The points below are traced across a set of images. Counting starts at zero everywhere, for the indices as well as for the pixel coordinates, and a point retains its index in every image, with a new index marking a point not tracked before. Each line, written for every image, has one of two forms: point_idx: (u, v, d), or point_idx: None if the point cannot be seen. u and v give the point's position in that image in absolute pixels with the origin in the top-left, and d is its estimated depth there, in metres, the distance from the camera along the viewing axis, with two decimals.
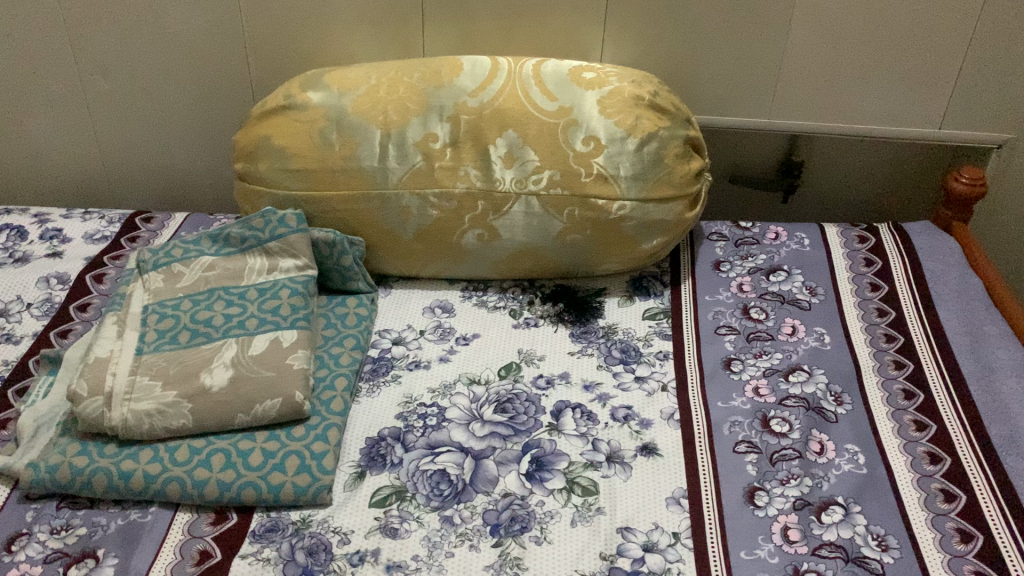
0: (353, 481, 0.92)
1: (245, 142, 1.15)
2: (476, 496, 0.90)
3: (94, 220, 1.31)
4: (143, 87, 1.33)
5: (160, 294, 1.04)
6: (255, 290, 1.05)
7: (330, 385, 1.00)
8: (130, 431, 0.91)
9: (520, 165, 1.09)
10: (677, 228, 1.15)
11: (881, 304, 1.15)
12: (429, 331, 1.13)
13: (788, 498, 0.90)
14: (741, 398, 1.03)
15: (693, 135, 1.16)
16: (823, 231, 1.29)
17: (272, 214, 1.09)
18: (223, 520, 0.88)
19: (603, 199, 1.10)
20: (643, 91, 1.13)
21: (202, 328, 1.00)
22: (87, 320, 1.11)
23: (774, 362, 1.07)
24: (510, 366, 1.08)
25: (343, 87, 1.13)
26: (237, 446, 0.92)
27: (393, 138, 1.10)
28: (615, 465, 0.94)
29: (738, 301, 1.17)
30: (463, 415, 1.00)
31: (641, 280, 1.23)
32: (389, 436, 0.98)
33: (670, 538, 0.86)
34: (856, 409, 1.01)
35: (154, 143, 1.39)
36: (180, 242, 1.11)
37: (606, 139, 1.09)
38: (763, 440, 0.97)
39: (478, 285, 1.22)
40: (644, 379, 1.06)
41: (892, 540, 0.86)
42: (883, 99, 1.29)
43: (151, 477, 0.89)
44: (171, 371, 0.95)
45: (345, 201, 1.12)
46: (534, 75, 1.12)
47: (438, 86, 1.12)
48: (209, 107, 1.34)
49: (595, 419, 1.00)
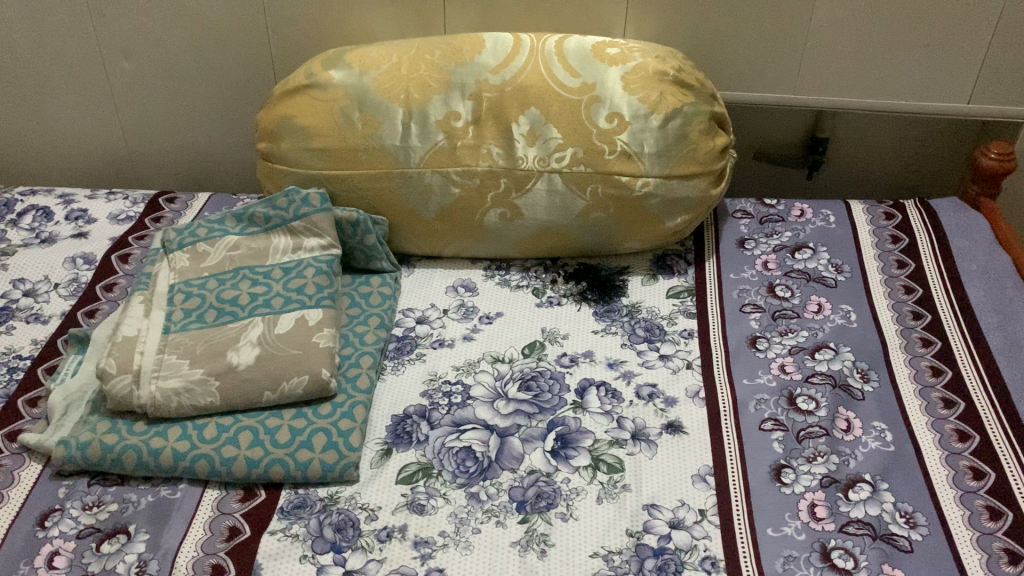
0: (380, 458, 0.93)
1: (266, 122, 1.15)
2: (501, 473, 0.91)
3: (119, 200, 1.32)
4: (165, 68, 1.33)
5: (185, 274, 1.04)
6: (280, 269, 1.05)
7: (355, 363, 1.01)
8: (158, 409, 0.92)
9: (542, 143, 1.09)
10: (701, 205, 1.14)
11: (908, 281, 1.14)
12: (452, 310, 1.13)
13: (814, 475, 0.90)
14: (768, 376, 1.02)
15: (718, 111, 1.14)
16: (849, 208, 1.28)
17: (296, 193, 1.09)
18: (251, 497, 0.89)
19: (626, 176, 1.09)
20: (668, 66, 1.12)
21: (227, 307, 1.00)
22: (114, 300, 1.12)
23: (800, 340, 1.07)
24: (534, 345, 1.07)
25: (364, 66, 1.12)
26: (265, 423, 0.93)
27: (415, 116, 1.10)
28: (641, 443, 0.94)
29: (763, 279, 1.16)
30: (488, 393, 1.00)
31: (664, 258, 1.22)
32: (414, 413, 0.98)
33: (696, 515, 0.87)
34: (883, 386, 1.00)
35: (176, 124, 1.40)
36: (204, 221, 1.11)
37: (629, 116, 1.08)
38: (789, 417, 0.97)
39: (501, 263, 1.21)
40: (668, 358, 1.05)
41: (919, 517, 0.86)
42: (911, 73, 1.27)
43: (180, 455, 0.89)
44: (198, 349, 0.95)
45: (367, 179, 1.11)
46: (557, 51, 1.11)
47: (459, 64, 1.11)
48: (232, 87, 1.34)
49: (619, 397, 1.00)
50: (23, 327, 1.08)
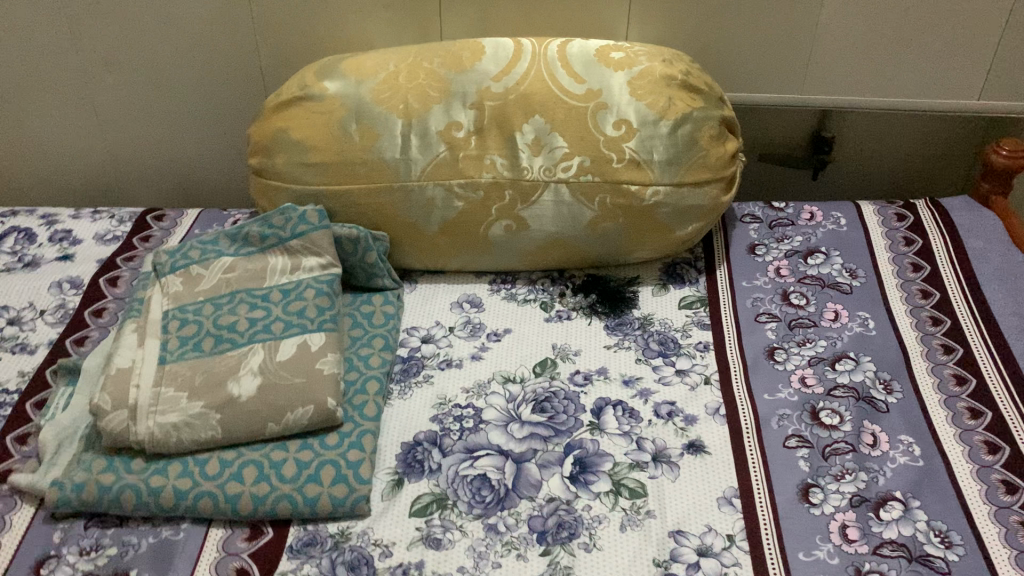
0: (392, 489, 0.89)
1: (259, 137, 1.10)
2: (519, 502, 0.87)
3: (104, 219, 1.26)
4: (149, 80, 1.27)
5: (180, 299, 1.00)
6: (279, 292, 1.00)
7: (361, 389, 0.97)
8: (157, 444, 0.87)
9: (548, 152, 1.05)
10: (712, 212, 1.10)
11: (924, 285, 1.11)
12: (458, 327, 1.09)
13: (844, 494, 0.87)
14: (788, 390, 0.99)
15: (728, 115, 1.11)
16: (859, 209, 1.25)
17: (292, 211, 1.04)
18: (259, 535, 0.85)
19: (636, 184, 1.05)
20: (675, 70, 1.08)
21: (226, 334, 0.96)
22: (104, 326, 1.07)
23: (819, 350, 1.04)
24: (545, 363, 1.03)
25: (360, 76, 1.08)
26: (270, 457, 0.89)
27: (415, 128, 1.05)
28: (662, 464, 0.91)
29: (777, 287, 1.13)
30: (501, 416, 0.96)
31: (674, 267, 1.18)
32: (425, 440, 0.94)
33: (724, 541, 0.83)
34: (907, 397, 0.97)
35: (162, 137, 1.34)
36: (197, 242, 1.06)
37: (637, 122, 1.04)
38: (814, 433, 0.93)
39: (506, 277, 1.17)
40: (685, 373, 1.01)
41: (955, 535, 0.83)
42: (919, 71, 1.24)
43: (182, 494, 0.85)
44: (196, 380, 0.91)
45: (366, 194, 1.07)
46: (560, 56, 1.07)
47: (459, 72, 1.07)
48: (220, 98, 1.29)
49: (637, 416, 0.96)
50: (9, 358, 1.03)
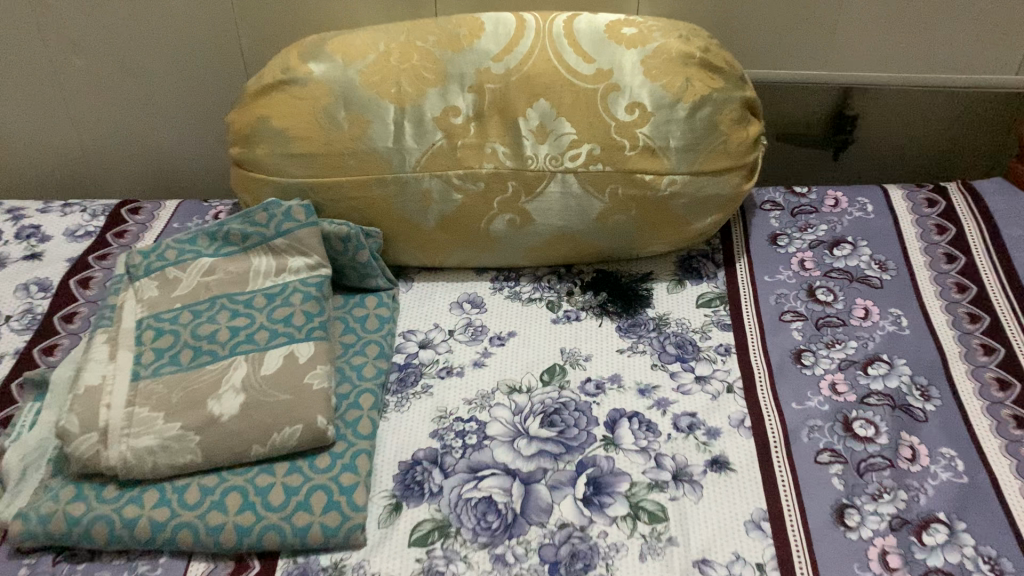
0: (389, 515, 0.81)
1: (239, 125, 1.01)
2: (529, 529, 0.79)
3: (76, 213, 1.18)
4: (120, 61, 1.18)
5: (155, 305, 0.92)
6: (263, 296, 0.92)
7: (354, 403, 0.89)
8: (131, 471, 0.79)
9: (555, 139, 0.96)
10: (732, 202, 1.02)
11: (959, 278, 1.03)
12: (459, 330, 1.01)
13: (883, 516, 0.80)
14: (818, 399, 0.91)
15: (749, 96, 1.02)
16: (886, 195, 1.17)
17: (276, 206, 0.96)
18: (244, 570, 0.77)
19: (650, 174, 0.97)
20: (692, 47, 0.98)
21: (205, 345, 0.87)
22: (75, 333, 0.99)
23: (849, 353, 0.96)
24: (554, 370, 0.95)
25: (348, 57, 0.98)
26: (255, 482, 0.81)
27: (409, 114, 0.96)
28: (684, 484, 0.83)
29: (802, 282, 1.05)
30: (507, 431, 0.88)
31: (690, 261, 1.10)
32: (425, 459, 0.86)
33: (754, 571, 0.76)
34: (947, 404, 0.90)
35: (138, 123, 1.25)
36: (174, 242, 0.98)
37: (652, 106, 0.95)
38: (847, 447, 0.86)
39: (509, 274, 1.09)
40: (706, 380, 0.94)
41: (1006, 562, 0.76)
42: (953, 45, 1.14)
43: (159, 526, 0.77)
44: (173, 399, 0.83)
45: (357, 187, 0.98)
46: (567, 33, 0.97)
47: (457, 52, 0.97)
48: (198, 81, 1.20)
49: (655, 430, 0.88)
50: None
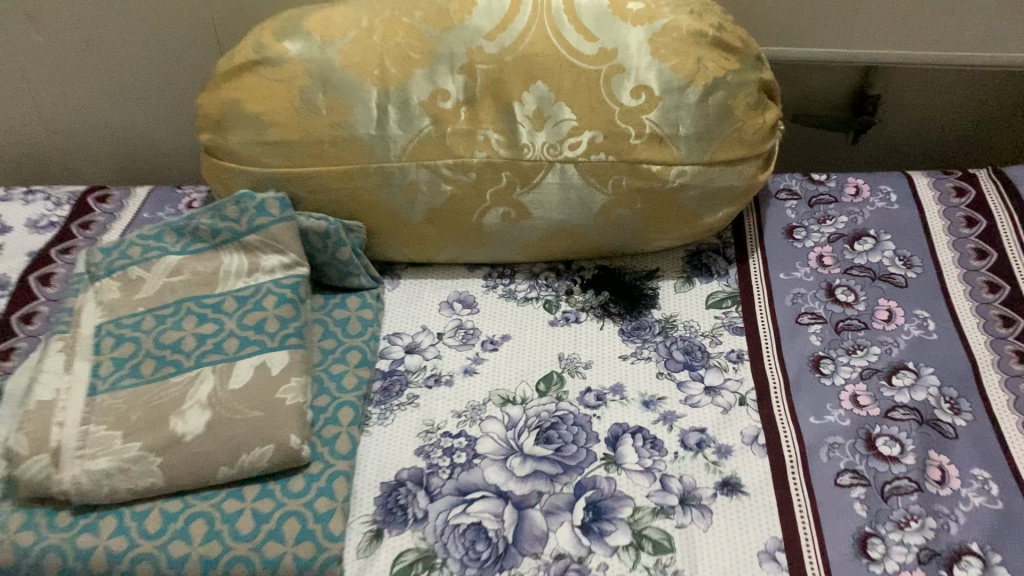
0: (369, 544, 0.74)
1: (209, 109, 0.92)
2: (521, 561, 0.72)
3: (38, 201, 1.10)
4: (84, 37, 1.09)
5: (116, 309, 0.84)
6: (234, 299, 0.85)
7: (333, 418, 0.82)
8: (85, 496, 0.72)
9: (553, 126, 0.87)
10: (745, 194, 0.95)
11: (991, 276, 0.95)
12: (448, 333, 0.93)
13: (910, 548, 0.73)
14: (838, 413, 0.83)
15: (767, 78, 0.93)
16: (911, 183, 1.08)
17: (249, 199, 0.88)
18: None
19: (657, 164, 0.89)
20: (705, 24, 0.89)
21: (169, 355, 0.80)
22: (33, 335, 0.91)
23: (872, 361, 0.88)
24: (551, 379, 0.88)
25: (325, 35, 0.89)
26: (222, 508, 0.74)
27: (393, 97, 0.88)
28: (691, 509, 0.76)
29: (820, 280, 0.97)
30: (499, 447, 0.81)
31: (699, 257, 1.02)
32: (409, 480, 0.79)
33: None
34: (978, 419, 0.82)
35: (109, 102, 1.17)
36: (138, 237, 0.90)
37: (660, 90, 0.87)
38: (871, 468, 0.79)
39: (504, 271, 1.01)
40: (716, 391, 0.86)
41: None
42: (988, 20, 1.05)
43: (115, 557, 0.71)
44: (133, 416, 0.75)
45: (338, 178, 0.90)
46: (567, 7, 0.87)
47: (445, 29, 0.88)
48: (170, 58, 1.11)
49: (661, 448, 0.81)
50: None
